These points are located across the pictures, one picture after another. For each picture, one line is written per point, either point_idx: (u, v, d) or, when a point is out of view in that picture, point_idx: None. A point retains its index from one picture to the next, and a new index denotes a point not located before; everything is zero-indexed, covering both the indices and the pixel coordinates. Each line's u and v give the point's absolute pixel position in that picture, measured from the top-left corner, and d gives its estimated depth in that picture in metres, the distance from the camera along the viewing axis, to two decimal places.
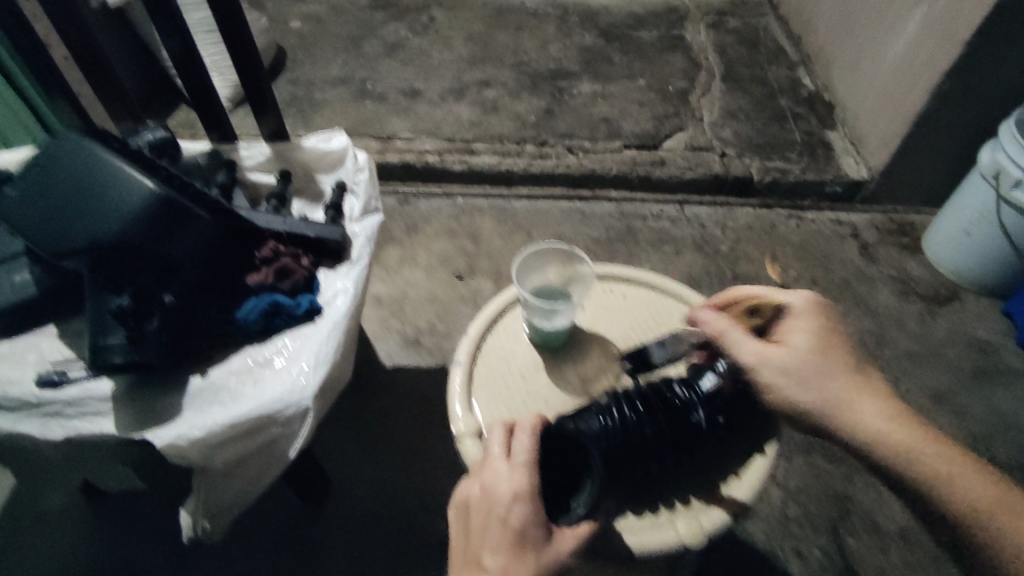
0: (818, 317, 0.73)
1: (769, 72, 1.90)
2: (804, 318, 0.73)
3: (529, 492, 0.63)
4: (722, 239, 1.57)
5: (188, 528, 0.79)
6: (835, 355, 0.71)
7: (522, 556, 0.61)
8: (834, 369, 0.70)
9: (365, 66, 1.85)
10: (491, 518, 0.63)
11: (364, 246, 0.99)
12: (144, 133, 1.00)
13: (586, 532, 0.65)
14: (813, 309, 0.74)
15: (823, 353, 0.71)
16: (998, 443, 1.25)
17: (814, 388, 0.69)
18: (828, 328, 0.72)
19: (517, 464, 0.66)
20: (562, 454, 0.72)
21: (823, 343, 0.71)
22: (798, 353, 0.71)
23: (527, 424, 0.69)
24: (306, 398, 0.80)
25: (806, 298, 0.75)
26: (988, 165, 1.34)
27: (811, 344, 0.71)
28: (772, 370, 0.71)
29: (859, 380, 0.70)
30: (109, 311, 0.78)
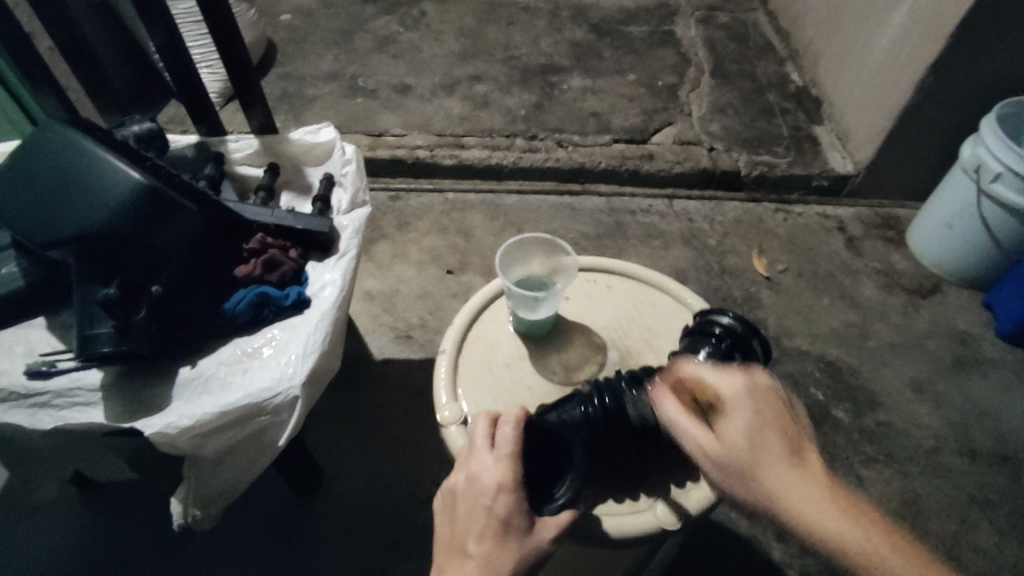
0: (755, 405, 0.61)
1: (757, 67, 1.91)
2: (744, 408, 0.61)
3: (514, 483, 0.64)
4: (710, 233, 1.59)
5: (178, 515, 0.81)
6: (775, 452, 0.59)
7: (505, 544, 0.62)
8: (787, 471, 0.58)
9: (357, 61, 1.85)
10: (475, 507, 0.64)
11: (352, 238, 1.00)
12: (132, 125, 1.01)
13: (567, 520, 0.66)
14: (749, 393, 0.62)
15: (763, 449, 0.59)
16: (977, 432, 1.28)
17: (763, 496, 0.58)
18: (772, 419, 0.61)
19: (502, 455, 0.66)
20: (547, 444, 0.72)
21: (760, 437, 0.60)
22: (739, 452, 0.60)
23: (511, 415, 0.69)
24: (294, 387, 0.81)
25: (741, 381, 0.63)
26: (969, 159, 1.37)
27: (744, 439, 0.60)
28: (717, 469, 0.61)
29: (814, 481, 0.57)
30: (95, 302, 0.79)
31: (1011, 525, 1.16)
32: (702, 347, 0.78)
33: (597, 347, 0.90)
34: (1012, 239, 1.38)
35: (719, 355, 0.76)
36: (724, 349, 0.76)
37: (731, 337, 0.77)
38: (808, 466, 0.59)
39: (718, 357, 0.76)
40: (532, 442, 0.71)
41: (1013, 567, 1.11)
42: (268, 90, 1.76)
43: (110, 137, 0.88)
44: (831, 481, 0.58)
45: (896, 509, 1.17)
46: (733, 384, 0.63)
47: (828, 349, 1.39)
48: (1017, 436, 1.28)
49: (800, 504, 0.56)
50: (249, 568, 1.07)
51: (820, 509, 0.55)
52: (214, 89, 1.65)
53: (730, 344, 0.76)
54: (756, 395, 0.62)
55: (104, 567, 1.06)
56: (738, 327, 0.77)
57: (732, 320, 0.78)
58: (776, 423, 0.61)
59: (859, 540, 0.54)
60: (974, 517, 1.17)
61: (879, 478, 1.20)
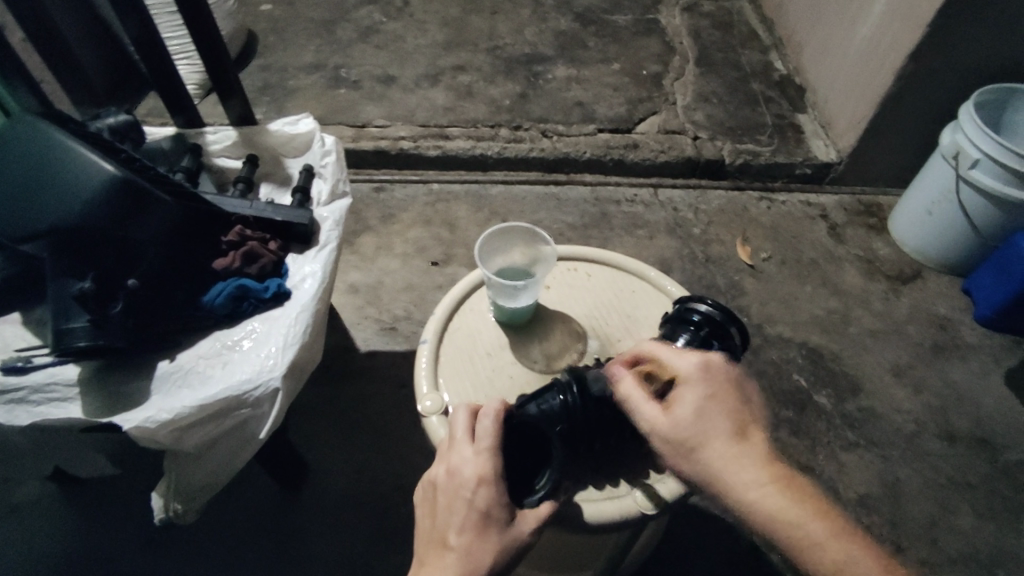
0: (710, 386, 0.65)
1: (742, 56, 1.91)
2: (699, 386, 0.65)
3: (494, 477, 0.64)
4: (695, 222, 1.60)
5: (159, 509, 0.81)
6: (723, 429, 0.63)
7: (486, 536, 0.62)
8: (726, 443, 0.63)
9: (340, 51, 1.83)
10: (456, 499, 0.64)
11: (332, 229, 0.99)
12: (105, 117, 0.99)
13: (547, 512, 0.66)
14: (704, 373, 0.66)
15: (710, 426, 0.63)
16: (955, 416, 1.30)
17: (701, 465, 0.63)
18: (722, 395, 0.65)
19: (482, 448, 0.66)
20: (526, 435, 0.72)
21: (709, 415, 0.64)
22: (687, 424, 0.64)
23: (491, 407, 0.68)
24: (275, 378, 0.80)
25: (698, 361, 0.66)
26: (949, 146, 1.38)
27: (694, 417, 0.64)
28: (664, 439, 0.65)
29: (752, 453, 0.62)
30: (71, 296, 0.78)
31: (987, 505, 1.18)
32: (680, 335, 0.78)
33: (577, 336, 0.90)
34: (990, 226, 1.40)
35: (697, 343, 0.76)
36: (702, 338, 0.77)
37: (710, 325, 0.77)
38: (751, 441, 0.63)
39: (697, 345, 0.76)
40: (511, 433, 0.71)
41: (989, 546, 1.14)
42: (250, 82, 1.74)
43: (85, 130, 0.86)
44: (769, 454, 0.63)
45: (875, 492, 1.19)
46: (688, 366, 0.67)
47: (811, 336, 1.40)
48: (994, 419, 1.30)
49: (739, 475, 0.61)
50: (235, 561, 1.07)
51: (756, 479, 0.61)
52: (194, 80, 1.62)
53: (707, 333, 0.77)
54: (711, 375, 0.66)
55: (89, 563, 1.05)
56: (717, 315, 0.77)
57: (711, 308, 0.78)
58: (727, 402, 0.65)
59: (787, 509, 0.60)
60: (951, 498, 1.19)
61: (859, 461, 1.22)
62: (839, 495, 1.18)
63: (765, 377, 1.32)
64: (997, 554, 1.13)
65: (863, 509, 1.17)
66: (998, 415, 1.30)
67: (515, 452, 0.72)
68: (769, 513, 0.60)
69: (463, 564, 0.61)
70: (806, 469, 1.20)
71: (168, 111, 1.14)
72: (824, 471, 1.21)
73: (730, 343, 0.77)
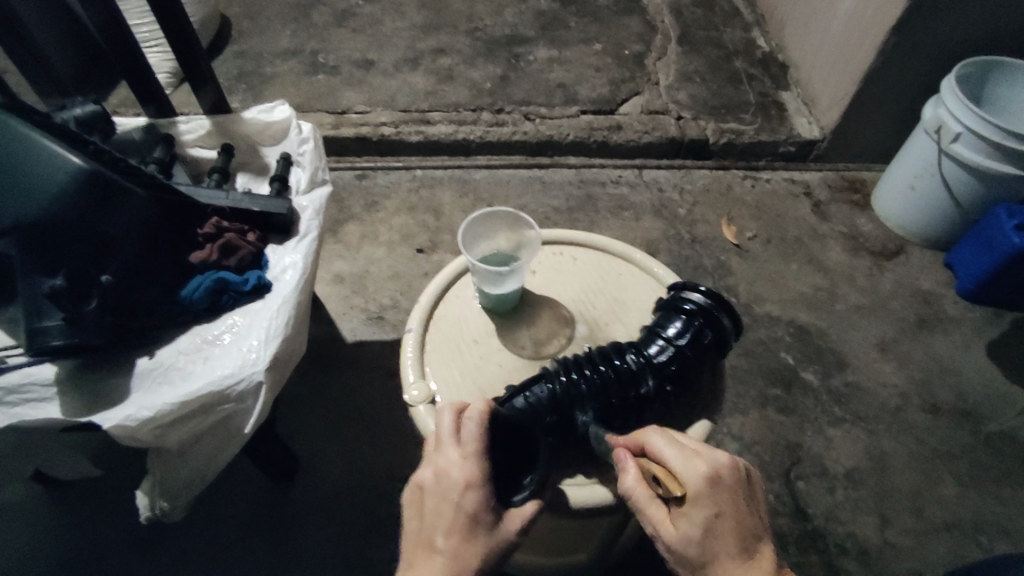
0: (718, 507, 0.61)
1: (724, 33, 1.90)
2: (705, 509, 0.61)
3: (480, 480, 0.63)
4: (680, 202, 1.59)
5: (144, 507, 0.79)
6: (729, 553, 0.61)
7: (473, 539, 0.62)
8: (732, 570, 0.60)
9: (316, 36, 1.79)
10: (443, 502, 0.63)
11: (312, 220, 0.97)
12: (72, 108, 0.97)
13: (533, 511, 0.65)
14: (711, 492, 0.61)
15: (715, 550, 0.61)
16: (939, 388, 1.31)
17: None
18: (730, 516, 0.61)
19: (469, 453, 0.65)
20: (510, 434, 0.70)
21: (716, 538, 0.61)
22: (692, 545, 0.62)
23: (477, 410, 0.66)
24: (257, 371, 0.79)
25: (705, 478, 0.62)
26: (931, 119, 1.38)
27: (700, 539, 0.61)
28: (668, 549, 0.64)
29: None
30: (43, 295, 0.76)
31: (970, 474, 1.21)
32: (672, 323, 0.77)
33: (565, 321, 0.89)
34: (970, 199, 1.41)
35: (691, 333, 0.76)
36: (695, 328, 0.76)
37: (702, 316, 0.77)
38: (760, 562, 0.61)
39: (690, 336, 0.76)
40: (497, 431, 0.69)
41: (972, 514, 1.16)
42: (224, 69, 1.70)
43: (50, 120, 0.83)
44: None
45: (863, 465, 1.20)
46: (696, 480, 0.62)
47: (797, 314, 1.41)
48: (977, 390, 1.32)
49: None
50: (229, 557, 1.07)
51: None
52: (165, 69, 1.58)
53: (702, 323, 0.76)
54: (720, 494, 0.61)
55: (78, 565, 1.04)
56: (709, 306, 0.77)
57: (703, 298, 0.78)
58: (734, 525, 0.61)
59: None
60: (936, 469, 1.21)
61: (846, 436, 1.24)
62: (826, 469, 1.20)
63: (753, 356, 1.33)
64: (981, 522, 1.15)
65: (849, 482, 1.18)
66: (980, 386, 1.32)
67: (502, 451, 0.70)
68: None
69: (450, 567, 0.61)
70: (794, 445, 1.22)
71: (138, 100, 1.11)
72: (811, 446, 1.22)
73: (722, 332, 0.77)
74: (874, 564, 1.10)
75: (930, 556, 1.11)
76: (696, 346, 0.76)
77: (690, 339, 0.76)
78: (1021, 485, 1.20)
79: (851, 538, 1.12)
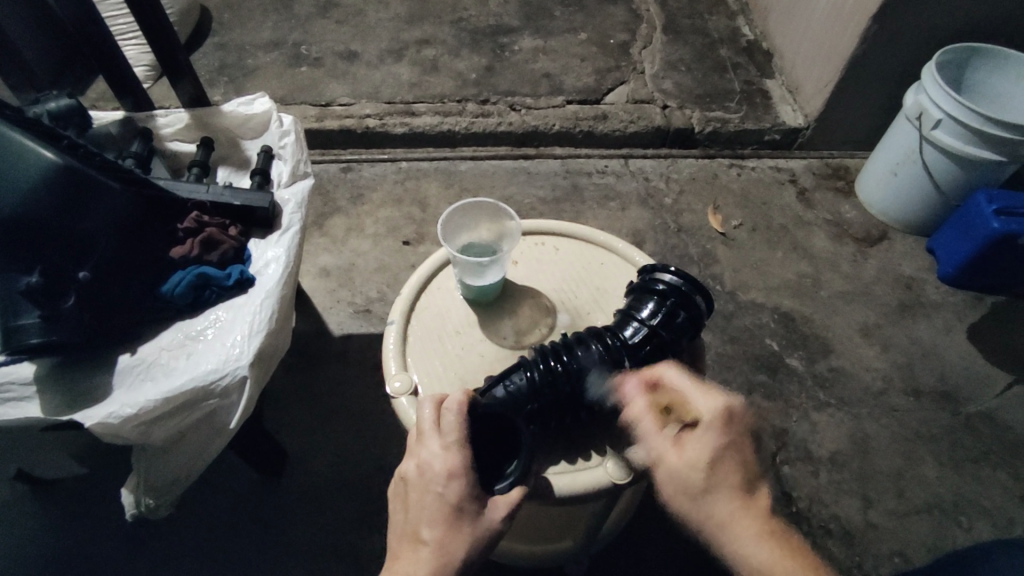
0: (730, 438, 0.63)
1: (709, 22, 1.89)
2: (712, 433, 0.63)
3: (463, 470, 0.64)
4: (666, 191, 1.59)
5: (129, 505, 0.79)
6: (732, 483, 0.61)
7: (458, 528, 0.62)
8: (726, 495, 0.60)
9: (299, 27, 1.77)
10: (426, 494, 0.64)
11: (294, 212, 0.96)
12: (46, 101, 0.95)
13: (518, 499, 0.65)
14: (725, 421, 0.63)
15: (719, 479, 0.61)
16: (921, 372, 1.33)
17: (699, 513, 0.61)
18: (736, 446, 0.62)
19: (451, 443, 0.65)
20: (495, 423, 0.71)
21: (720, 463, 0.62)
22: (692, 468, 0.62)
23: (456, 400, 0.67)
24: (242, 365, 0.78)
25: (721, 405, 0.64)
26: (912, 106, 1.39)
27: (703, 464, 0.62)
28: (666, 474, 0.64)
29: (754, 514, 0.60)
30: (17, 292, 0.74)
31: (951, 455, 1.22)
32: (645, 304, 0.78)
33: (548, 311, 0.89)
34: (953, 184, 1.42)
35: (663, 314, 0.76)
36: (668, 308, 0.77)
37: (675, 296, 0.77)
38: (757, 499, 0.61)
39: (663, 316, 0.76)
40: (479, 423, 0.70)
41: (952, 494, 1.18)
42: (205, 62, 1.68)
43: (22, 114, 0.81)
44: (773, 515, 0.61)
45: (846, 448, 1.22)
46: (710, 408, 0.65)
47: (783, 301, 1.42)
48: (958, 372, 1.34)
49: (739, 530, 0.59)
50: (218, 551, 1.06)
51: (754, 540, 0.59)
52: (144, 61, 1.55)
53: (674, 304, 0.77)
54: (732, 424, 0.64)
55: (66, 562, 1.03)
56: (681, 285, 0.77)
57: (675, 278, 0.78)
58: (742, 458, 0.62)
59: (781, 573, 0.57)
60: (919, 452, 1.22)
61: (830, 420, 1.25)
62: (811, 453, 1.21)
63: (740, 344, 1.34)
64: (961, 502, 1.17)
65: (833, 465, 1.20)
66: (961, 369, 1.34)
67: (486, 441, 0.70)
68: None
69: (437, 558, 0.61)
70: (779, 430, 1.23)
71: (115, 92, 1.09)
72: (796, 430, 1.24)
73: (696, 311, 0.78)
74: (858, 545, 1.12)
75: (911, 536, 1.13)
76: (670, 325, 0.76)
77: (662, 319, 0.76)
78: (1000, 465, 1.22)
79: (835, 520, 1.14)
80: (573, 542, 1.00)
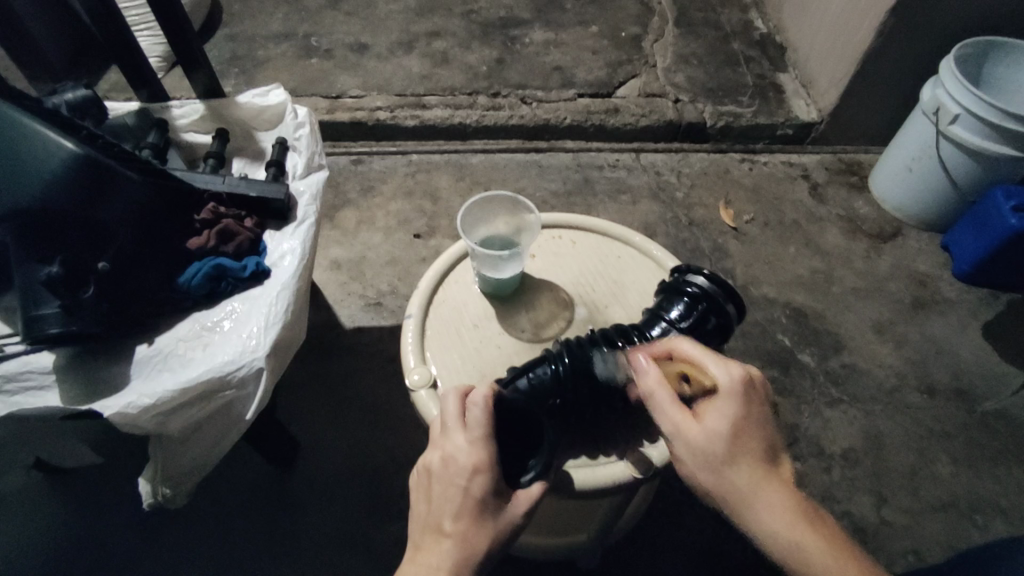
0: (747, 405, 0.65)
1: (722, 15, 1.88)
2: (733, 402, 0.65)
3: (488, 465, 0.64)
4: (678, 185, 1.59)
5: (147, 494, 0.79)
6: (753, 448, 0.63)
7: (481, 521, 0.62)
8: (746, 461, 0.63)
9: (309, 19, 1.77)
10: (450, 487, 0.64)
11: (310, 205, 0.97)
12: (64, 92, 0.95)
13: (539, 494, 0.65)
14: (744, 390, 0.65)
15: (740, 447, 0.63)
16: (935, 369, 1.32)
17: (719, 477, 0.63)
18: (753, 413, 0.65)
19: (475, 437, 0.65)
20: (518, 417, 0.70)
21: (740, 431, 0.64)
22: (714, 438, 0.64)
23: (480, 394, 0.67)
24: (258, 356, 0.78)
25: (740, 374, 0.66)
26: (929, 101, 1.38)
27: (726, 434, 0.64)
28: (686, 444, 0.65)
29: (772, 479, 0.63)
30: (39, 281, 0.75)
31: (965, 453, 1.22)
32: (674, 306, 0.78)
33: (565, 304, 0.89)
34: (969, 180, 1.41)
35: (693, 318, 0.76)
36: (697, 313, 0.76)
37: (706, 301, 0.76)
38: (774, 464, 0.64)
39: (692, 320, 0.76)
40: (502, 417, 0.70)
41: (966, 492, 1.17)
42: (217, 53, 1.68)
43: (42, 108, 0.82)
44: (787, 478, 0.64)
45: (858, 445, 1.22)
46: (729, 377, 0.66)
47: (795, 297, 1.41)
48: (972, 370, 1.33)
49: (761, 495, 0.62)
50: (232, 540, 1.07)
51: (772, 500, 0.62)
52: (157, 53, 1.55)
53: (705, 308, 0.76)
54: (749, 392, 0.66)
55: (83, 549, 1.04)
56: (714, 291, 0.77)
57: (707, 282, 0.78)
58: (759, 424, 0.65)
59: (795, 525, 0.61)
60: (932, 449, 1.22)
61: (843, 417, 1.25)
62: (823, 449, 1.21)
63: (751, 339, 1.34)
64: (974, 500, 1.17)
65: (846, 461, 1.20)
66: (974, 366, 1.33)
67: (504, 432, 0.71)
68: (785, 540, 0.60)
69: (460, 550, 0.61)
70: (790, 426, 1.23)
71: (130, 83, 1.09)
72: (808, 427, 1.23)
73: (727, 319, 0.77)
74: (869, 542, 1.11)
75: (925, 533, 1.13)
76: (700, 331, 0.76)
77: (691, 323, 0.76)
78: (1013, 462, 1.21)
79: (847, 516, 1.14)
80: (588, 536, 1.00)
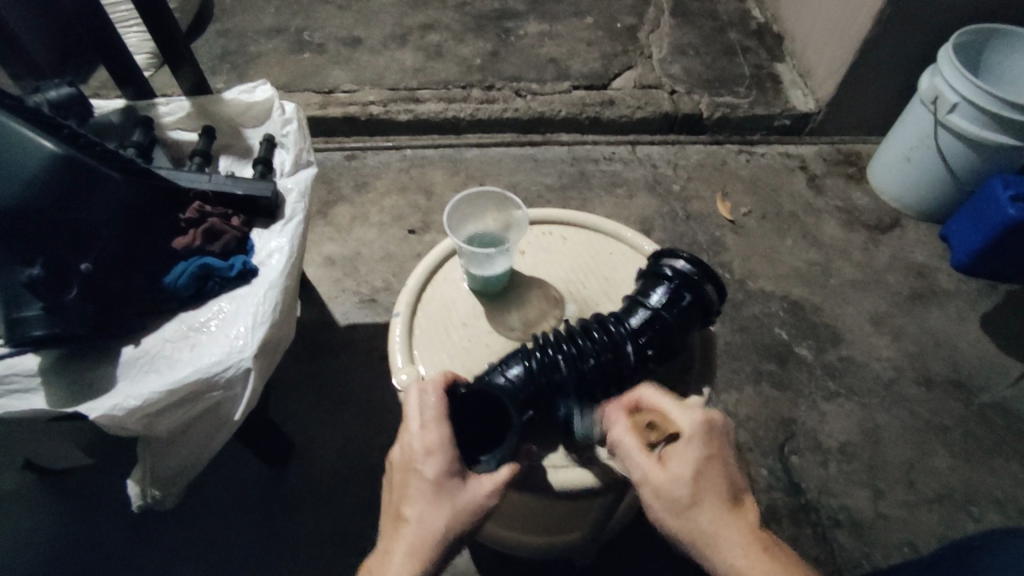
0: (711, 447, 0.63)
1: (719, 4, 1.85)
2: (694, 444, 0.63)
3: (440, 445, 0.64)
4: (674, 178, 1.57)
5: (136, 497, 0.78)
6: (718, 493, 0.62)
7: (439, 504, 0.62)
8: (711, 507, 0.61)
9: (301, 13, 1.75)
10: (408, 473, 0.64)
11: (297, 202, 0.96)
12: (47, 89, 0.94)
13: (504, 477, 0.64)
14: (707, 433, 0.63)
15: (706, 490, 0.62)
16: (933, 361, 1.31)
17: (685, 523, 0.61)
18: (717, 456, 0.63)
19: (427, 421, 0.65)
20: (486, 403, 0.71)
21: (703, 475, 0.62)
22: (677, 482, 0.62)
23: (433, 381, 0.68)
24: (246, 357, 0.78)
25: (702, 418, 0.64)
26: (927, 90, 1.36)
27: (690, 477, 0.62)
28: (652, 491, 0.63)
29: (740, 526, 0.60)
30: (21, 284, 0.73)
31: (963, 445, 1.21)
32: (654, 291, 0.77)
33: (555, 302, 0.88)
34: (969, 170, 1.39)
35: (670, 297, 0.76)
36: (675, 294, 0.76)
37: (681, 280, 0.76)
38: (742, 510, 0.62)
39: (667, 298, 0.76)
40: (463, 404, 0.70)
41: (963, 484, 1.17)
42: (208, 49, 1.66)
43: (21, 105, 0.81)
44: (762, 528, 0.61)
45: (855, 439, 1.21)
46: (692, 420, 0.65)
47: (792, 289, 1.40)
48: (970, 361, 1.32)
49: (730, 544, 0.59)
50: (225, 538, 1.07)
51: (739, 546, 0.59)
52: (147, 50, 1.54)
53: (681, 288, 0.76)
54: (712, 434, 0.64)
55: (78, 551, 1.04)
56: (692, 273, 0.76)
57: (686, 265, 0.77)
58: (724, 469, 0.63)
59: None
60: (930, 441, 1.21)
61: (840, 410, 1.24)
62: (820, 443, 1.20)
63: (748, 332, 1.33)
64: (972, 492, 1.16)
65: (843, 455, 1.19)
66: (973, 358, 1.32)
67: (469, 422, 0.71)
68: None
69: (417, 534, 0.61)
70: (788, 420, 1.22)
71: (115, 82, 1.07)
72: (804, 421, 1.22)
73: (705, 299, 0.77)
74: (866, 535, 1.11)
75: (922, 526, 1.12)
76: (676, 310, 0.75)
77: (668, 303, 0.75)
78: (1012, 455, 1.20)
79: (844, 510, 1.13)
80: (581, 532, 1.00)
